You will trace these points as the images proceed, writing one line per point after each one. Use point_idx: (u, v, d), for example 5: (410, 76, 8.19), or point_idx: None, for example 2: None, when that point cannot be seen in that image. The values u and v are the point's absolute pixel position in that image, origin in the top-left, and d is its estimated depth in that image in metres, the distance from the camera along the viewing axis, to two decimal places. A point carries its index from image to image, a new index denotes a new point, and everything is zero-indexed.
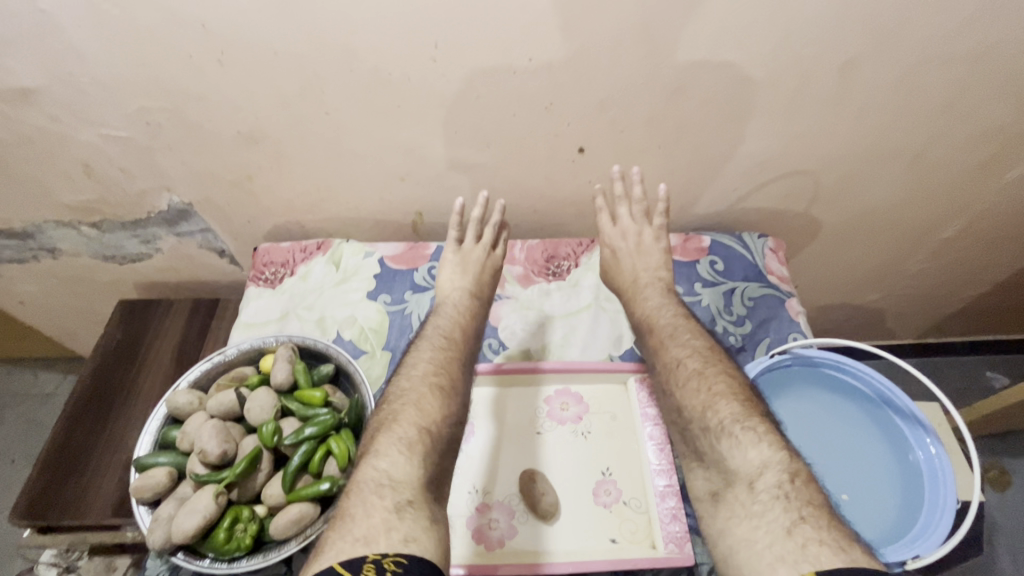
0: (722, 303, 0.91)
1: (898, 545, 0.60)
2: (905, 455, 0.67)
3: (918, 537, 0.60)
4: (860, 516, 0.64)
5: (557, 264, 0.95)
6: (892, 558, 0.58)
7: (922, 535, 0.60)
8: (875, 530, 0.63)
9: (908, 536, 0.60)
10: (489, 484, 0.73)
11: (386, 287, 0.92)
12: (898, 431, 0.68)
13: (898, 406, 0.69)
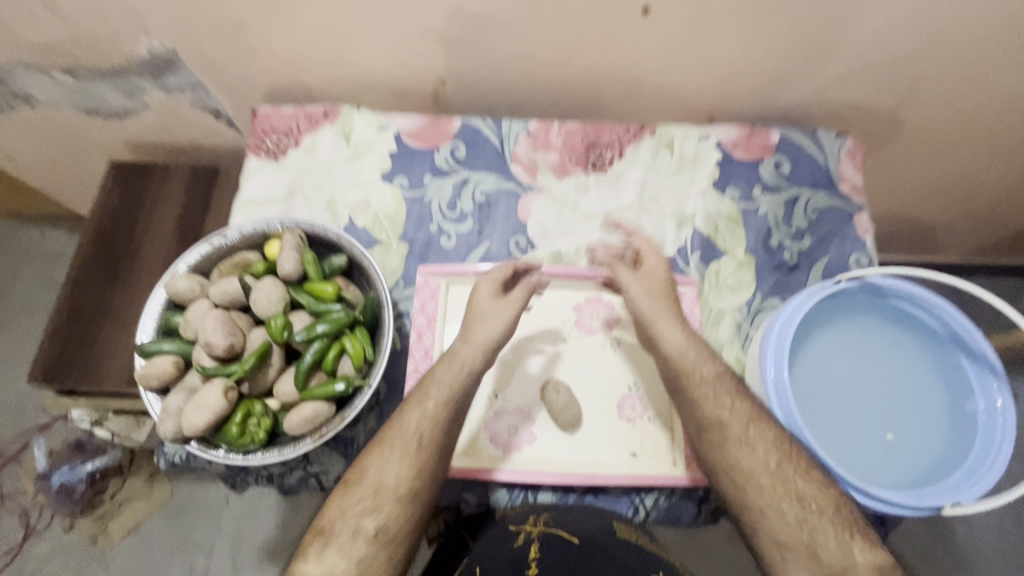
0: (781, 214, 0.80)
1: (936, 491, 0.57)
2: (962, 401, 0.62)
3: (958, 486, 0.57)
4: (896, 457, 0.61)
5: (598, 154, 0.83)
6: (928, 504, 0.55)
7: (963, 484, 0.57)
8: (907, 473, 0.60)
9: (950, 483, 0.57)
10: (510, 390, 0.70)
11: (404, 169, 0.81)
12: (961, 377, 0.63)
13: (969, 351, 0.62)
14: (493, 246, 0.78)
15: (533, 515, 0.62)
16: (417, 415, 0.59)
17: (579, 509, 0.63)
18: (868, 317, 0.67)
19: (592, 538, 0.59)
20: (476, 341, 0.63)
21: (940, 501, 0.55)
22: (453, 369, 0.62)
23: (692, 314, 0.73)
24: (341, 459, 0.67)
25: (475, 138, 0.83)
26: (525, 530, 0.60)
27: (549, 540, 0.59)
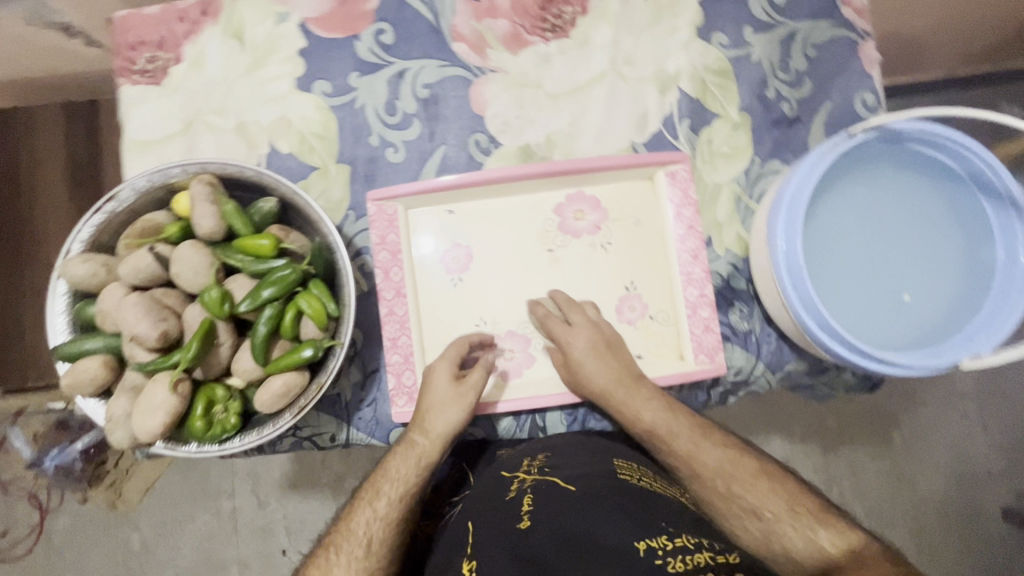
0: (777, 57, 0.68)
1: (952, 346, 0.54)
2: (976, 250, 0.58)
3: (974, 337, 0.54)
4: (905, 316, 0.59)
5: (557, 11, 0.67)
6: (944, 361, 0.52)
7: (979, 335, 0.54)
8: (918, 331, 0.58)
9: (966, 335, 0.54)
10: (499, 314, 0.63)
11: (321, 70, 0.65)
12: (979, 223, 0.58)
13: (992, 192, 0.56)
14: (449, 150, 0.65)
15: (528, 461, 0.59)
16: (367, 517, 0.55)
17: (577, 454, 0.59)
18: (879, 170, 0.60)
19: (592, 479, 0.54)
20: (435, 437, 0.57)
21: (957, 357, 0.53)
22: (410, 463, 0.56)
23: (689, 194, 0.64)
24: (332, 418, 0.62)
25: (401, 15, 0.66)
26: (518, 479, 0.57)
27: (544, 486, 0.54)
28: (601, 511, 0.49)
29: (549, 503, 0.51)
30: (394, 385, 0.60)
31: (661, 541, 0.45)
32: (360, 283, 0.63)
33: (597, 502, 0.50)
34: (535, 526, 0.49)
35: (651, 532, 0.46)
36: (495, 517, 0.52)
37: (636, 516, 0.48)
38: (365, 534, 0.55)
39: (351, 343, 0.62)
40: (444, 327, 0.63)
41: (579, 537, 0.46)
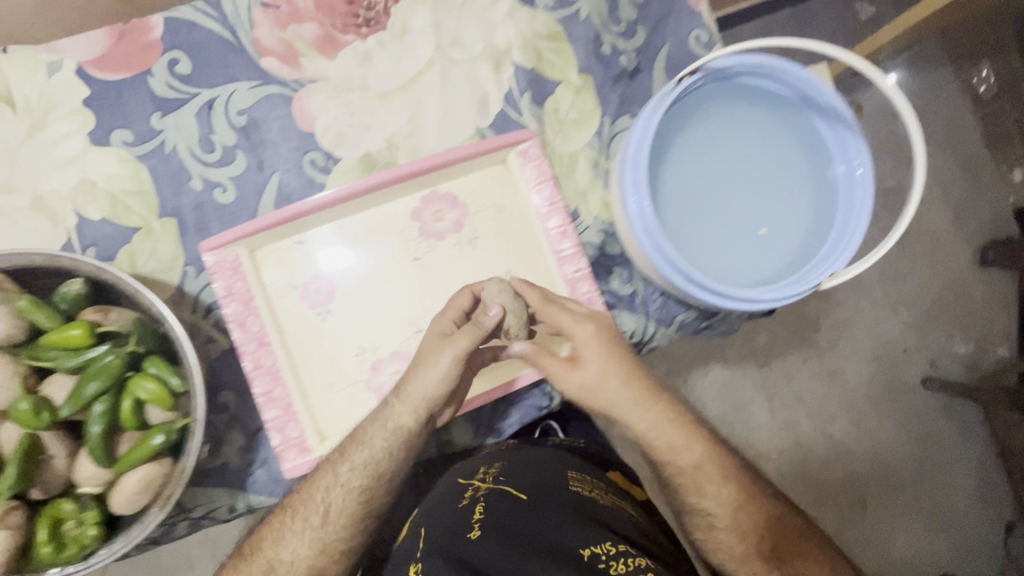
0: (606, 9, 0.66)
1: (813, 268, 0.55)
2: (822, 168, 0.59)
3: (831, 254, 0.56)
4: (770, 246, 0.60)
5: (367, 3, 0.62)
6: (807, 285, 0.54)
7: (835, 251, 0.55)
8: (783, 259, 0.59)
9: (823, 255, 0.56)
10: (377, 338, 0.60)
11: (115, 118, 0.58)
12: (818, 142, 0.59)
13: (822, 110, 0.57)
14: (285, 177, 0.60)
15: (485, 467, 0.62)
16: (331, 483, 0.54)
17: (535, 465, 0.62)
18: (721, 105, 0.60)
19: (544, 490, 0.58)
20: (410, 401, 0.54)
21: (816, 279, 0.54)
22: (386, 432, 0.54)
23: (543, 169, 0.62)
24: (224, 490, 0.57)
25: (194, 38, 0.59)
26: (473, 487, 0.59)
27: (497, 497, 0.56)
28: (545, 531, 0.52)
29: (502, 513, 0.54)
30: (279, 440, 0.56)
31: (602, 550, 0.50)
32: (219, 342, 0.58)
33: (544, 516, 0.54)
34: (482, 538, 0.51)
35: (594, 542, 0.51)
36: (446, 522, 0.54)
37: (578, 515, 0.55)
38: (326, 501, 0.54)
39: (224, 407, 0.57)
40: (322, 364, 0.59)
41: (524, 552, 0.49)
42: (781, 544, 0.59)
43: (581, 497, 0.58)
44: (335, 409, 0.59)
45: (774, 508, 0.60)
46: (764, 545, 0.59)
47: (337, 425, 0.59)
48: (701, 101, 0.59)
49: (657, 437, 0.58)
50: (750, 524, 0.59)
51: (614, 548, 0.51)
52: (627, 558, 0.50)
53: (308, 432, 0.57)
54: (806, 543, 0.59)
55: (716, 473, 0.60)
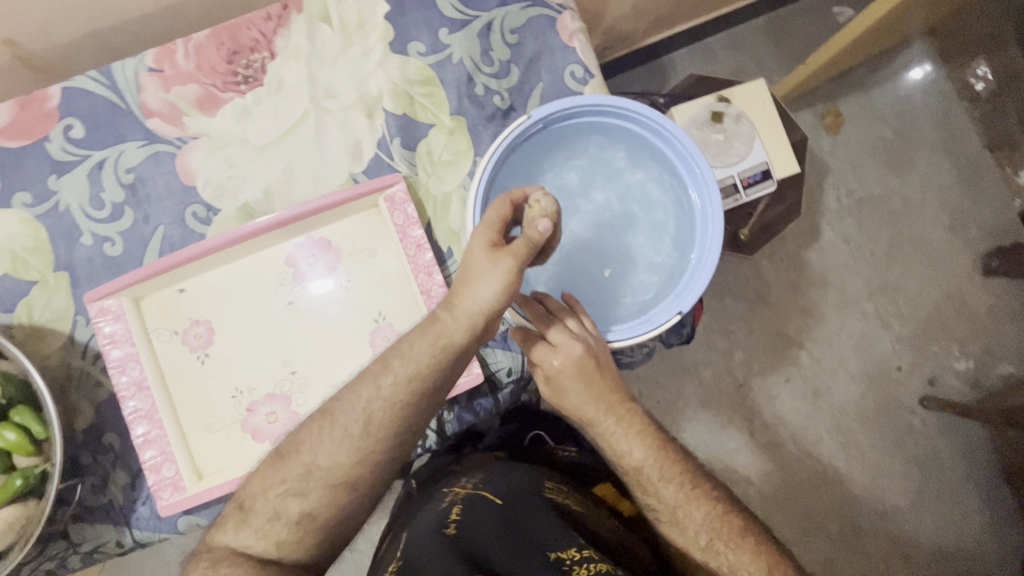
0: (478, 52, 0.67)
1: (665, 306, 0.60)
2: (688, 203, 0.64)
3: (685, 290, 0.60)
4: (620, 283, 0.66)
5: (246, 63, 0.66)
6: (655, 320, 0.58)
7: (688, 286, 0.60)
8: (636, 294, 0.65)
9: (678, 291, 0.60)
10: (253, 379, 0.63)
11: (19, 182, 0.63)
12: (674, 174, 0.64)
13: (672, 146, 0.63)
14: (169, 229, 0.64)
15: (463, 479, 0.69)
16: (370, 395, 0.51)
17: (503, 470, 0.68)
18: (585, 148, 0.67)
19: (513, 496, 0.65)
20: (463, 314, 0.50)
21: (665, 317, 0.58)
22: (432, 347, 0.51)
23: (409, 214, 0.63)
24: (109, 526, 0.61)
25: (86, 104, 0.64)
26: (454, 493, 0.66)
27: (473, 502, 0.64)
28: (517, 529, 0.61)
29: (473, 518, 0.62)
30: (154, 480, 0.59)
31: (569, 555, 0.58)
32: (106, 386, 0.62)
33: (514, 521, 0.62)
34: (459, 536, 0.60)
35: (566, 546, 0.60)
36: (428, 526, 0.62)
37: (562, 519, 0.63)
38: (366, 412, 0.52)
39: (109, 448, 0.61)
40: (200, 407, 0.62)
41: (503, 550, 0.59)
42: (722, 539, 0.58)
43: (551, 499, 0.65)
44: (212, 448, 0.62)
45: (726, 508, 0.59)
46: (719, 545, 0.58)
47: (214, 464, 0.62)
48: (554, 140, 0.65)
49: (626, 435, 0.59)
50: (708, 537, 0.58)
51: (575, 554, 0.58)
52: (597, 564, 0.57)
53: (183, 471, 0.60)
54: (748, 543, 0.57)
55: (667, 461, 0.60)
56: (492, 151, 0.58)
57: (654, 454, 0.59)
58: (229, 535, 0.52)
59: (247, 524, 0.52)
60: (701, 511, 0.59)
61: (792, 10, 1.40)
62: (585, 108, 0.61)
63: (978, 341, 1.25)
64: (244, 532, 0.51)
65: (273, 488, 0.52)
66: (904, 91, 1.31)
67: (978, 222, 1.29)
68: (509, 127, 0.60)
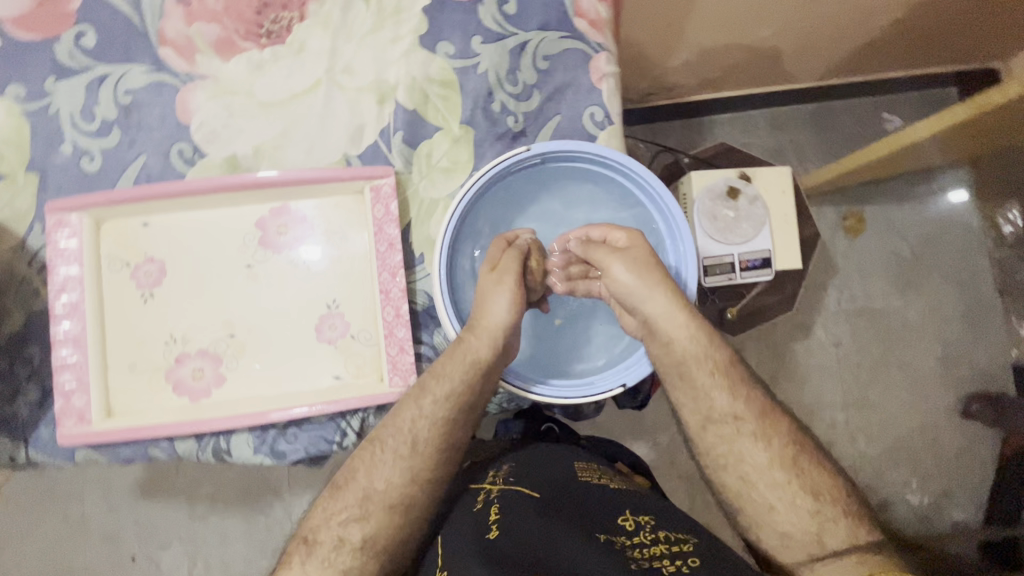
0: (505, 69, 0.66)
1: (611, 376, 0.61)
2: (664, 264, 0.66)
3: (632, 362, 0.63)
4: (571, 341, 0.70)
5: (273, 18, 0.64)
6: (600, 385, 0.61)
7: (635, 359, 0.63)
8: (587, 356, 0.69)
9: (628, 363, 0.63)
10: (190, 331, 0.61)
11: (15, 73, 0.62)
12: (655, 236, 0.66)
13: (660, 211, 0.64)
14: (151, 160, 0.63)
15: (494, 472, 0.63)
16: (414, 415, 0.56)
17: (540, 462, 0.64)
18: (576, 188, 0.68)
19: (556, 485, 0.60)
20: (485, 334, 0.58)
21: (606, 388, 0.60)
22: (465, 365, 0.57)
23: (390, 211, 0.62)
24: (6, 439, 0.59)
25: (105, 16, 0.63)
26: (486, 489, 0.60)
27: (511, 494, 0.58)
28: (568, 514, 0.56)
29: (515, 511, 0.56)
30: (61, 405, 0.58)
31: (622, 536, 0.53)
32: (42, 298, 0.60)
33: (561, 506, 0.57)
34: (503, 533, 0.53)
35: (613, 529, 0.54)
36: (467, 528, 0.56)
37: (605, 501, 0.58)
38: (412, 433, 0.56)
39: (28, 360, 0.60)
40: (128, 344, 0.61)
41: (555, 533, 0.53)
42: (806, 457, 0.55)
43: (587, 483, 0.61)
44: (129, 389, 0.60)
45: (799, 435, 0.57)
46: (804, 463, 0.55)
47: (126, 405, 0.60)
48: (549, 172, 0.66)
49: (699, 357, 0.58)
50: (793, 452, 0.55)
51: (622, 539, 0.53)
52: (656, 539, 0.53)
53: (93, 405, 0.58)
54: (826, 468, 0.56)
55: (738, 379, 0.58)
56: (481, 173, 0.59)
57: (735, 397, 0.57)
58: (294, 571, 0.52)
59: (312, 556, 0.53)
60: (783, 428, 0.57)
61: (843, 104, 1.38)
62: (583, 153, 0.61)
63: (940, 480, 1.22)
64: (311, 565, 0.52)
65: (335, 516, 0.54)
66: (930, 215, 1.30)
67: (970, 362, 1.26)
68: (503, 155, 0.60)
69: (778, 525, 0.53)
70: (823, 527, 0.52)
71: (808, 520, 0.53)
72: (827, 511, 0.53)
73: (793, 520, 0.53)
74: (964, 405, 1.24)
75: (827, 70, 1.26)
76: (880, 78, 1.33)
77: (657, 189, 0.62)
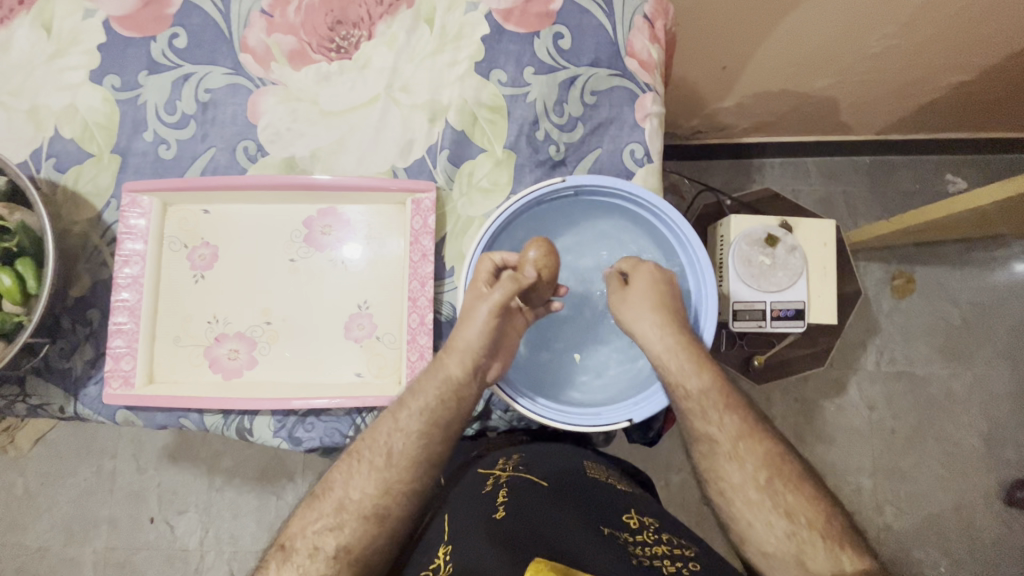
0: (553, 100, 0.68)
1: (620, 408, 0.63)
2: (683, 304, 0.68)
3: (642, 399, 0.64)
4: (588, 368, 0.71)
5: (344, 34, 0.70)
6: (611, 418, 0.62)
7: (647, 397, 0.64)
8: (602, 379, 0.70)
9: (637, 398, 0.64)
10: (232, 314, 0.66)
11: (113, 67, 0.69)
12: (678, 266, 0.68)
13: (684, 242, 0.66)
14: (218, 153, 0.69)
15: (502, 460, 0.64)
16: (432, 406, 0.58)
17: (548, 454, 0.65)
18: (605, 220, 0.70)
19: (564, 477, 0.61)
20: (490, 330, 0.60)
21: (614, 420, 0.62)
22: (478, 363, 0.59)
23: (428, 223, 0.65)
24: (60, 391, 0.65)
25: (197, 21, 0.70)
26: (494, 474, 0.62)
27: (519, 482, 0.60)
28: (575, 506, 0.57)
29: (521, 497, 0.58)
30: (110, 367, 0.63)
31: (627, 533, 0.55)
32: (109, 268, 0.67)
33: (569, 497, 0.58)
34: (508, 519, 0.55)
35: (618, 525, 0.56)
36: (472, 509, 0.57)
37: (611, 499, 0.60)
38: (419, 424, 0.58)
39: (88, 322, 0.66)
40: (177, 319, 0.66)
41: (561, 521, 0.55)
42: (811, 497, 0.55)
43: (597, 482, 0.62)
44: (172, 360, 0.65)
45: (781, 456, 0.57)
46: (780, 486, 0.55)
47: (167, 374, 0.65)
48: (577, 201, 0.68)
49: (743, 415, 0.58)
50: (763, 467, 0.56)
51: (629, 537, 0.54)
52: (658, 539, 0.55)
53: (138, 370, 0.64)
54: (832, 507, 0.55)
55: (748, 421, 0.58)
56: (517, 200, 0.62)
57: (722, 416, 0.58)
58: (288, 557, 0.53)
59: (287, 564, 0.52)
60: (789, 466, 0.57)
61: (904, 160, 1.33)
62: (616, 190, 0.65)
63: (971, 566, 1.15)
64: (285, 573, 0.52)
65: (310, 525, 0.54)
66: (986, 284, 1.24)
67: (1017, 445, 1.19)
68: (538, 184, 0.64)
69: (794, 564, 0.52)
70: (801, 550, 0.52)
71: (786, 542, 0.53)
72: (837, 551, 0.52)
73: (765, 530, 0.54)
74: (1008, 492, 1.17)
75: (887, 125, 1.23)
76: (949, 138, 1.28)
77: (684, 231, 0.64)
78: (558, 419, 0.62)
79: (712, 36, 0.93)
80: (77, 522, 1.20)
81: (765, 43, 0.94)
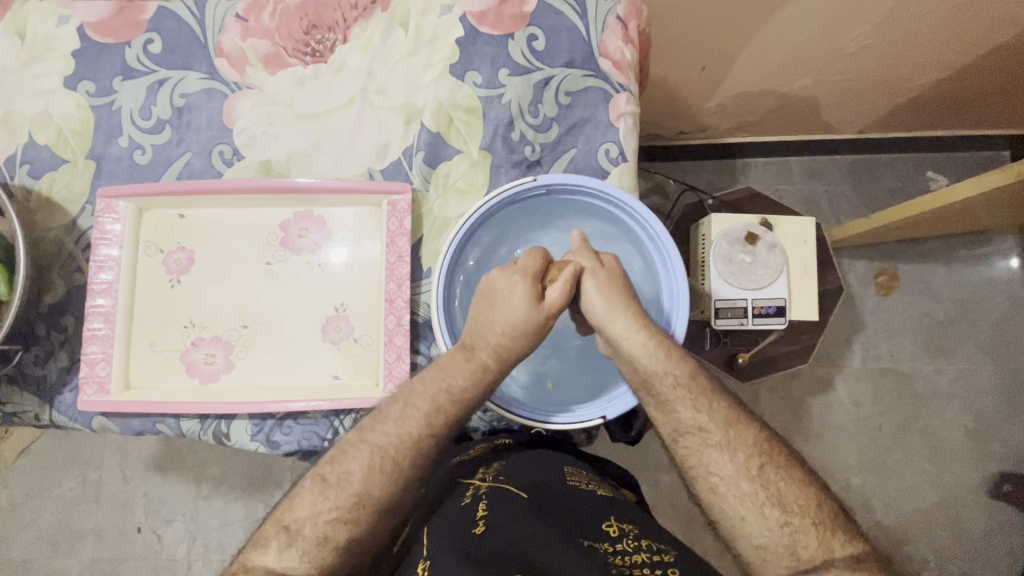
0: (528, 101, 0.69)
1: (596, 405, 0.64)
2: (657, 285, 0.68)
3: (617, 396, 0.64)
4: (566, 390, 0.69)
5: (318, 38, 0.70)
6: (590, 414, 0.63)
7: (621, 394, 0.64)
8: (578, 390, 0.69)
9: (612, 395, 0.65)
10: (207, 318, 0.66)
11: (89, 73, 0.69)
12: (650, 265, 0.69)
13: (656, 240, 0.66)
14: (194, 158, 0.68)
15: (483, 471, 0.65)
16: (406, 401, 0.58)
17: (529, 464, 0.65)
18: (578, 220, 0.70)
19: (542, 487, 0.61)
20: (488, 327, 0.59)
21: (588, 417, 0.62)
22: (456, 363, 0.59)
23: (403, 225, 0.65)
24: (36, 398, 0.65)
25: (172, 27, 0.70)
26: (475, 486, 0.62)
27: (499, 494, 0.60)
28: (554, 516, 0.57)
29: (500, 510, 0.57)
30: (85, 373, 0.63)
31: (606, 543, 0.54)
32: (83, 274, 0.67)
33: (546, 507, 0.58)
34: (488, 532, 0.55)
35: (597, 535, 0.55)
36: (452, 523, 0.57)
37: (591, 507, 0.59)
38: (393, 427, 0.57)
39: (63, 328, 0.66)
40: (152, 325, 0.65)
41: (538, 534, 0.54)
42: (766, 470, 0.55)
43: (577, 489, 0.61)
44: (148, 364, 0.65)
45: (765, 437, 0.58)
46: (767, 478, 0.55)
47: (142, 379, 0.65)
48: (548, 201, 0.69)
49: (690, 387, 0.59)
50: (755, 465, 0.55)
51: (608, 547, 0.53)
52: (638, 547, 0.54)
53: (113, 376, 0.63)
54: (790, 476, 0.55)
55: (704, 396, 0.59)
56: (488, 200, 0.63)
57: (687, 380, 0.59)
58: (270, 555, 0.51)
59: (293, 545, 0.51)
60: (742, 438, 0.57)
61: (884, 158, 1.35)
62: (587, 189, 0.65)
63: (960, 560, 1.15)
64: (287, 553, 0.51)
65: (320, 513, 0.53)
66: (968, 279, 1.25)
67: (1003, 439, 1.20)
68: (510, 184, 0.64)
69: (752, 538, 0.53)
70: (792, 538, 0.52)
71: (765, 524, 0.53)
72: (796, 523, 0.52)
73: (764, 534, 0.53)
74: (995, 485, 1.18)
75: (867, 123, 1.24)
76: (928, 136, 1.30)
77: (656, 229, 0.65)
78: (535, 418, 0.62)
79: (689, 37, 0.94)
80: (62, 533, 1.19)
81: (743, 43, 0.94)
